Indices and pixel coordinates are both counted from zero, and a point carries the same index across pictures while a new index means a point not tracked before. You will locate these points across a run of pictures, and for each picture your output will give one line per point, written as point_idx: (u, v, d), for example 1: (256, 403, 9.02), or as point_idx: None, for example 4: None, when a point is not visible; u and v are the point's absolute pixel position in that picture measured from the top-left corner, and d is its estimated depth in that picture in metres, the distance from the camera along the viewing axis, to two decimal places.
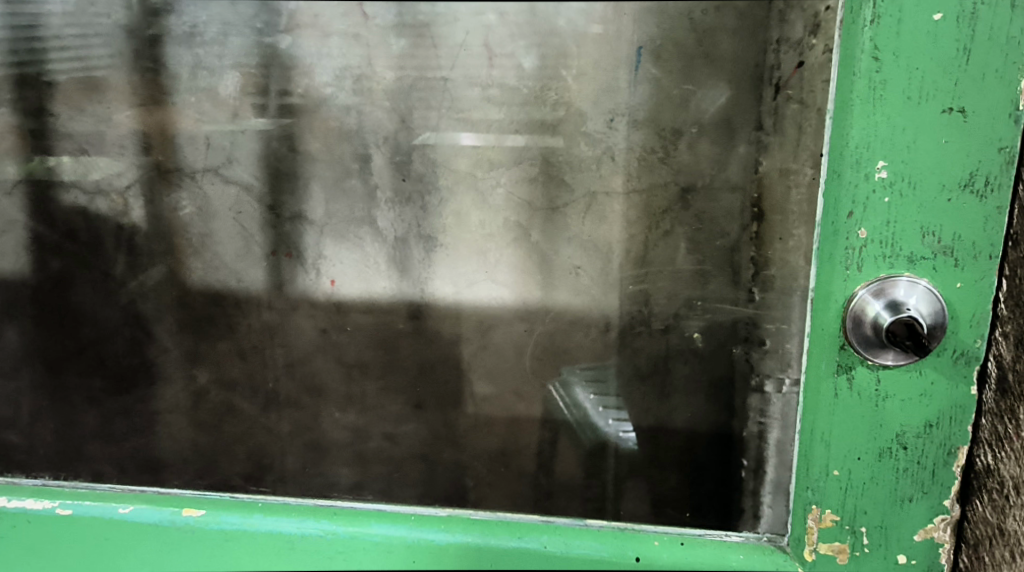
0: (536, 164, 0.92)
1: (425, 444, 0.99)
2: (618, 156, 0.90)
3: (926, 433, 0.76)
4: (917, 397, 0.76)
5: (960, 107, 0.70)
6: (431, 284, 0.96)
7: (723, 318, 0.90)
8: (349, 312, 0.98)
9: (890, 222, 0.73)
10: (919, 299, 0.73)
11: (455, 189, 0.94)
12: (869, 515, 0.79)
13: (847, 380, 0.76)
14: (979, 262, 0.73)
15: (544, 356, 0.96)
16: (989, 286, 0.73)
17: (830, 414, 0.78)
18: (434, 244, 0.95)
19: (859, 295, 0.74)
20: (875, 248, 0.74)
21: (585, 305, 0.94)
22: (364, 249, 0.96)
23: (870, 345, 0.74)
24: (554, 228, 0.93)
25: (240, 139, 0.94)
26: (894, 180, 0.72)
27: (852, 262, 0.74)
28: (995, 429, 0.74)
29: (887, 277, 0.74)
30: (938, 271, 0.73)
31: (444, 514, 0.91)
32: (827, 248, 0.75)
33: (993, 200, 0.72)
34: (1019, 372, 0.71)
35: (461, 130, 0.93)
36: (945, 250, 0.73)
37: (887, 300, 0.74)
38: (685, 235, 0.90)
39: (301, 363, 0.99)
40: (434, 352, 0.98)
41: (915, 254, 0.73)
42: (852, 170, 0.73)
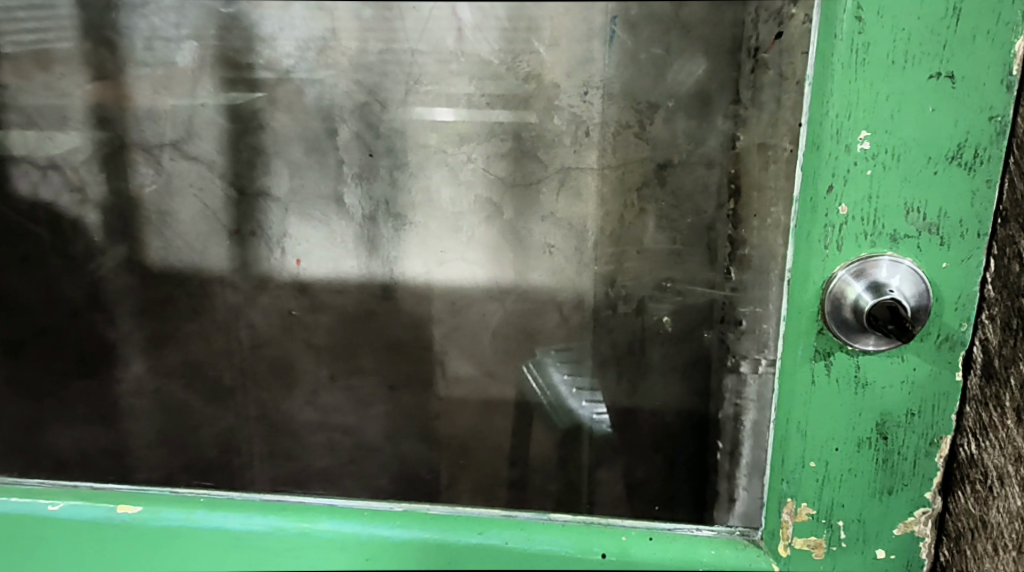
0: (508, 139, 0.89)
1: (396, 428, 0.98)
2: (593, 130, 0.87)
3: (907, 422, 0.74)
4: (898, 384, 0.73)
5: (949, 72, 0.68)
6: (400, 264, 0.94)
7: (694, 300, 0.87)
8: (317, 292, 0.95)
9: (872, 198, 0.70)
10: (903, 279, 0.71)
11: (425, 164, 0.90)
12: (846, 509, 0.77)
13: (825, 367, 0.74)
14: (967, 240, 0.70)
15: (522, 334, 0.95)
16: (976, 265, 0.70)
17: (806, 403, 0.75)
18: (404, 222, 0.92)
19: (839, 276, 0.72)
20: (856, 225, 0.71)
21: (559, 284, 0.92)
22: (330, 227, 0.93)
23: (849, 329, 0.72)
24: (527, 205, 0.90)
25: (199, 112, 0.90)
26: (877, 153, 0.70)
27: (832, 242, 0.72)
28: (979, 417, 0.71)
29: (871, 257, 0.71)
30: (923, 251, 0.71)
31: (400, 509, 0.86)
32: (804, 225, 0.72)
33: (983, 173, 0.69)
34: (1004, 357, 0.68)
35: (437, 105, 0.90)
36: (931, 228, 0.70)
37: (869, 282, 0.71)
38: (657, 212, 0.87)
39: (266, 345, 0.97)
40: (403, 330, 0.96)
41: (898, 233, 0.71)
42: (832, 141, 0.70)
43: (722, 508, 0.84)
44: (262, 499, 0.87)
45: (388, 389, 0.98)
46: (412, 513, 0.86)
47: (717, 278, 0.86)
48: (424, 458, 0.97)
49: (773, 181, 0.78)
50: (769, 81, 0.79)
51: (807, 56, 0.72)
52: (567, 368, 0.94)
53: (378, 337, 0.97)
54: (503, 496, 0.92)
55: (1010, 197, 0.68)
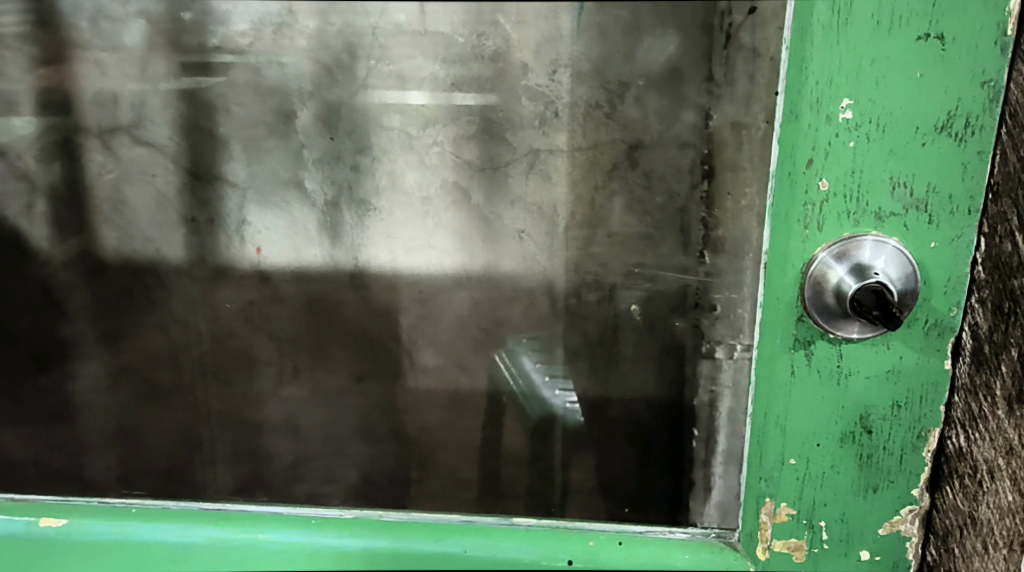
0: (475, 121, 0.85)
1: (365, 420, 0.95)
2: (561, 112, 0.84)
3: (894, 415, 0.72)
4: (883, 374, 0.72)
5: (938, 33, 0.65)
6: (366, 251, 0.90)
7: (663, 286, 0.85)
8: (278, 282, 0.92)
9: (855, 172, 0.68)
10: (887, 262, 0.68)
11: (390, 146, 0.87)
12: (829, 508, 0.75)
13: (806, 358, 0.72)
14: (957, 216, 0.68)
15: (486, 325, 0.92)
16: (967, 245, 0.68)
17: (785, 396, 0.73)
18: (368, 209, 0.89)
19: (820, 259, 0.70)
20: (838, 202, 0.69)
21: (530, 271, 0.89)
22: (293, 214, 0.89)
23: (832, 316, 0.70)
24: (496, 190, 0.87)
25: (150, 97, 0.86)
26: (861, 124, 0.67)
27: (814, 221, 0.69)
28: (968, 407, 0.70)
29: (854, 238, 0.69)
30: (910, 229, 0.69)
31: (350, 516, 0.86)
32: (782, 202, 0.70)
33: (974, 144, 0.67)
34: (995, 343, 0.67)
35: (408, 88, 0.85)
36: (919, 205, 0.68)
37: (852, 265, 0.69)
38: (629, 196, 0.85)
39: (226, 338, 0.93)
40: (370, 322, 0.93)
41: (884, 210, 0.69)
42: (812, 111, 0.68)
43: (699, 498, 0.84)
44: (203, 509, 0.87)
45: (355, 380, 0.95)
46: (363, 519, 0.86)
47: (690, 263, 0.83)
48: (391, 448, 0.95)
49: (748, 162, 0.77)
50: (743, 58, 0.78)
51: (784, 21, 0.69)
52: (539, 357, 0.92)
53: (342, 328, 0.93)
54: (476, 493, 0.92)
55: (1003, 170, 0.66)
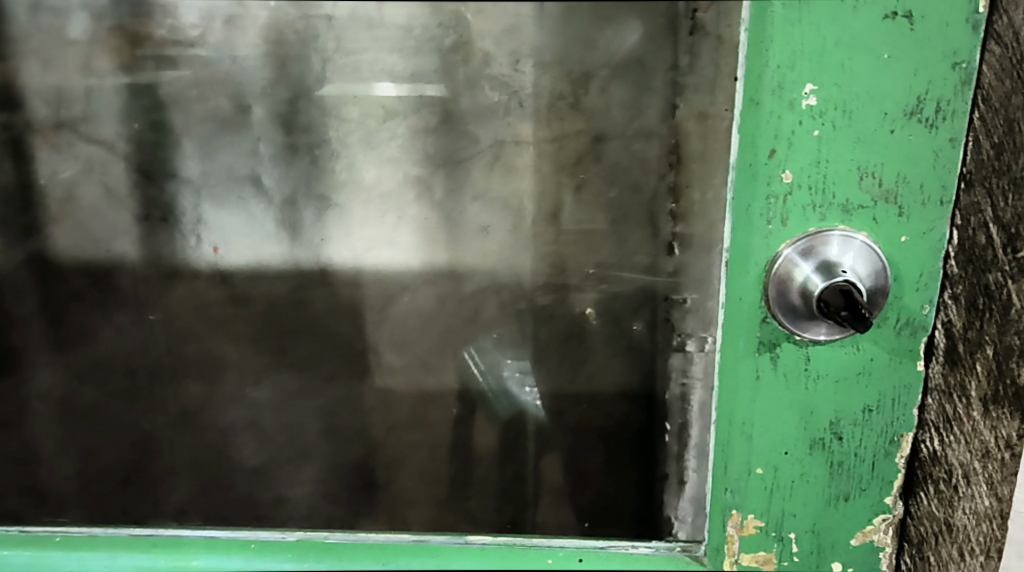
0: (436, 112, 0.83)
1: (331, 424, 0.93)
2: (526, 101, 0.82)
3: (865, 420, 0.70)
4: (853, 379, 0.69)
5: (905, 11, 0.61)
6: (326, 248, 0.88)
7: (622, 286, 0.83)
8: (237, 281, 0.89)
9: (820, 162, 0.64)
10: (856, 260, 0.65)
11: (347, 139, 0.84)
12: (798, 519, 0.73)
13: (772, 362, 0.69)
14: (927, 207, 0.64)
15: (457, 313, 0.91)
16: (938, 239, 0.65)
17: (751, 401, 0.70)
18: (328, 205, 0.86)
19: (785, 255, 0.66)
20: (803, 196, 0.65)
21: (496, 265, 0.88)
22: (248, 212, 0.86)
23: (797, 318, 0.66)
24: (457, 182, 0.86)
25: (98, 92, 0.84)
26: (827, 111, 0.63)
27: (780, 218, 0.65)
28: (942, 410, 0.68)
29: (818, 234, 0.65)
30: (879, 223, 0.65)
31: (291, 539, 0.78)
32: (744, 198, 0.66)
33: (945, 131, 0.63)
34: (970, 343, 0.65)
35: (381, 80, 0.82)
36: (887, 198, 0.65)
37: (818, 263, 0.65)
38: (599, 188, 0.83)
39: (185, 341, 0.90)
40: (334, 321, 0.91)
41: (850, 203, 0.65)
42: (773, 98, 0.63)
43: (671, 492, 0.79)
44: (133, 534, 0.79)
45: (317, 381, 0.92)
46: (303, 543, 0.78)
47: (652, 260, 0.80)
48: (357, 447, 0.93)
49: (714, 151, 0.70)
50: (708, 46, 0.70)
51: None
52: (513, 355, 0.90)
53: (300, 328, 0.91)
54: (442, 491, 0.90)
55: (976, 158, 0.63)
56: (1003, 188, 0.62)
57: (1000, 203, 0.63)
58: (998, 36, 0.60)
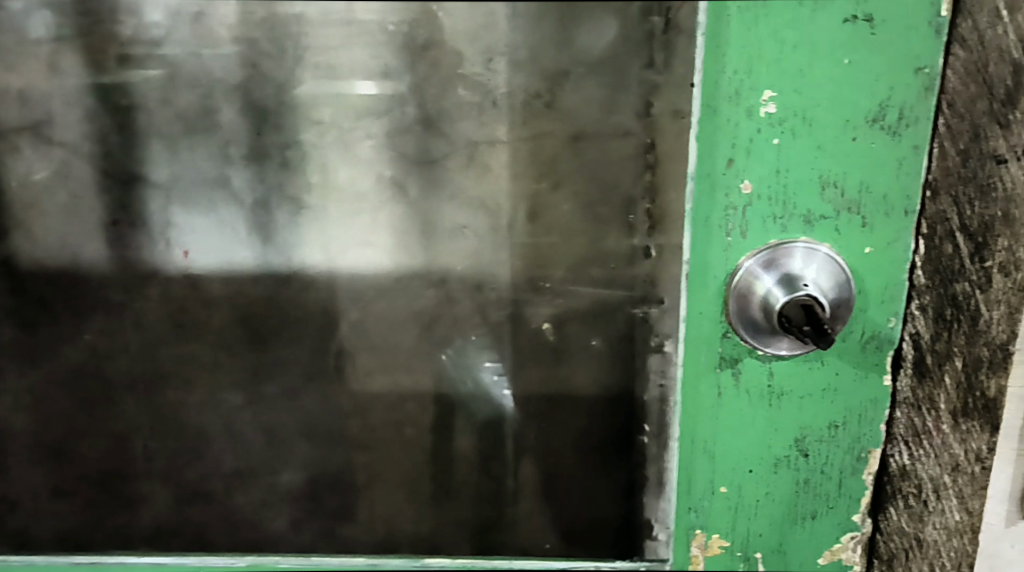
0: (409, 113, 0.82)
1: (308, 431, 0.91)
2: (500, 101, 0.80)
3: (830, 436, 0.72)
4: (818, 393, 0.71)
5: (866, 15, 0.62)
6: (298, 252, 0.86)
7: (579, 302, 0.82)
8: (207, 286, 0.86)
9: (780, 173, 0.65)
10: (818, 273, 0.67)
11: (319, 140, 0.82)
12: (763, 538, 0.75)
13: (733, 377, 0.71)
14: (892, 217, 0.66)
15: (434, 311, 0.91)
16: (904, 250, 0.66)
17: (714, 418, 0.72)
18: (300, 207, 0.84)
19: (746, 267, 0.67)
20: (762, 204, 0.66)
21: (470, 267, 0.88)
22: (218, 215, 0.85)
23: (759, 332, 0.68)
24: (431, 183, 0.84)
25: (60, 93, 0.80)
26: (788, 118, 0.64)
27: (738, 227, 0.67)
28: (911, 423, 0.69)
29: (780, 246, 0.67)
30: (841, 233, 0.66)
31: (243, 564, 0.82)
32: (700, 205, 0.67)
33: (908, 138, 0.64)
34: (938, 354, 0.67)
35: (359, 79, 0.81)
36: (850, 208, 0.66)
37: (781, 275, 0.67)
38: (576, 188, 0.82)
39: (155, 347, 0.87)
40: (307, 323, 0.90)
41: (812, 214, 0.66)
42: (731, 104, 0.64)
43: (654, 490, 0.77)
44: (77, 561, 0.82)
45: (297, 388, 0.90)
46: (257, 568, 0.83)
47: (611, 274, 0.79)
48: (334, 454, 0.92)
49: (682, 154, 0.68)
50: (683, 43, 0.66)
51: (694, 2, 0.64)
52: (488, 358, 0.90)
53: (273, 333, 0.89)
54: (427, 497, 0.90)
55: (942, 165, 0.63)
56: (971, 196, 0.63)
57: (965, 211, 0.64)
58: (963, 39, 0.61)
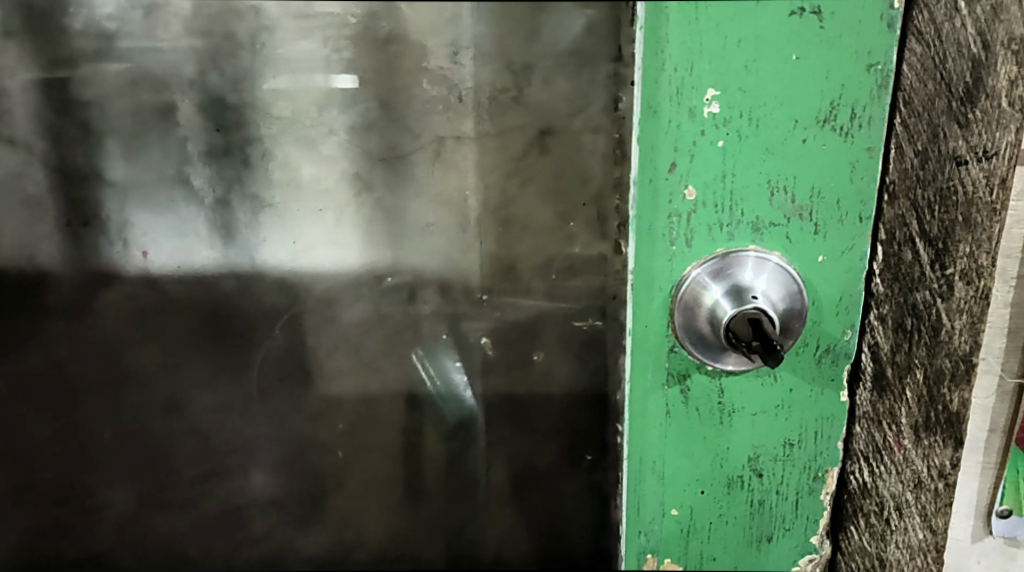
0: (373, 107, 0.80)
1: (275, 433, 0.90)
2: (466, 96, 0.79)
3: (785, 455, 0.66)
4: (772, 410, 0.64)
5: (813, 7, 0.56)
6: (261, 251, 0.82)
7: (517, 315, 0.86)
8: (167, 288, 0.83)
9: (726, 175, 0.59)
10: (768, 286, 0.60)
11: (281, 137, 0.79)
12: (718, 562, 0.69)
13: (682, 394, 0.64)
14: (845, 223, 0.60)
15: (399, 314, 0.88)
16: (859, 257, 0.61)
17: (662, 438, 0.66)
18: (261, 205, 0.81)
19: (692, 278, 0.61)
20: (708, 211, 0.60)
21: (440, 264, 0.85)
22: (179, 214, 0.81)
23: (708, 347, 0.62)
24: (397, 180, 0.81)
25: (6, 87, 0.75)
26: (731, 117, 0.58)
27: (684, 237, 0.61)
28: (871, 438, 0.63)
29: (726, 256, 0.61)
30: (792, 241, 0.61)
31: None
32: (644, 213, 0.60)
33: (861, 140, 0.58)
34: (899, 366, 0.61)
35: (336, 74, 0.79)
36: (800, 213, 0.60)
37: (729, 287, 0.60)
38: (546, 183, 0.85)
39: (116, 349, 0.84)
40: (273, 326, 0.87)
41: (760, 221, 0.60)
42: (672, 103, 0.58)
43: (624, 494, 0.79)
44: None
45: (265, 390, 0.88)
46: None
47: (552, 286, 0.84)
48: (303, 460, 0.92)
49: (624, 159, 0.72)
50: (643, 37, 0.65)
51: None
52: (449, 366, 0.89)
53: (236, 334, 0.86)
54: (398, 498, 0.96)
55: (899, 167, 0.58)
56: (931, 199, 0.58)
57: (926, 216, 0.58)
58: (919, 32, 0.56)
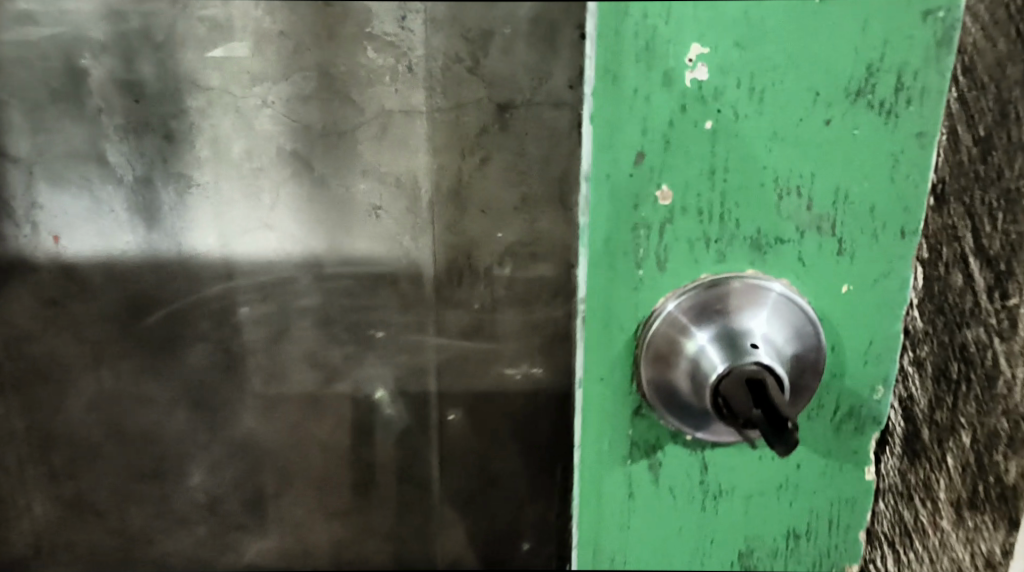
0: (311, 77, 0.69)
1: (209, 439, 0.81)
2: (415, 65, 0.68)
3: (789, 550, 0.49)
4: (774, 491, 0.49)
5: None
6: (188, 236, 0.75)
7: (460, 315, 0.78)
8: (85, 276, 0.75)
9: (727, 178, 0.43)
10: (776, 331, 0.44)
11: (209, 110, 0.70)
12: None
13: (650, 471, 0.48)
14: (880, 244, 0.45)
15: (333, 310, 0.78)
16: (901, 285, 0.46)
17: (621, 528, 0.49)
18: (188, 184, 0.73)
19: (666, 316, 0.44)
20: (693, 219, 0.44)
21: (391, 253, 0.76)
22: (94, 194, 0.73)
23: (691, 415, 0.45)
24: (339, 157, 0.72)
25: None
26: (729, 97, 0.42)
27: (660, 254, 0.44)
28: (901, 519, 0.49)
29: (714, 286, 0.44)
30: (809, 267, 0.45)
31: None
32: (598, 220, 0.43)
33: (908, 121, 0.43)
34: (938, 428, 0.46)
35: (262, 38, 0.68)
36: (820, 226, 0.44)
37: (718, 332, 0.44)
38: (503, 161, 0.71)
39: (28, 343, 0.77)
40: (203, 320, 0.77)
41: (764, 236, 0.44)
42: (636, 62, 0.41)
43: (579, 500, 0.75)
44: None
45: (194, 393, 0.79)
46: None
47: (511, 275, 0.75)
48: (240, 464, 0.83)
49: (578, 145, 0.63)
50: None
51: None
52: (392, 371, 0.80)
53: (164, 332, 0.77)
54: (346, 497, 0.88)
55: (952, 160, 0.43)
56: (995, 205, 0.43)
57: (983, 228, 0.43)
58: None
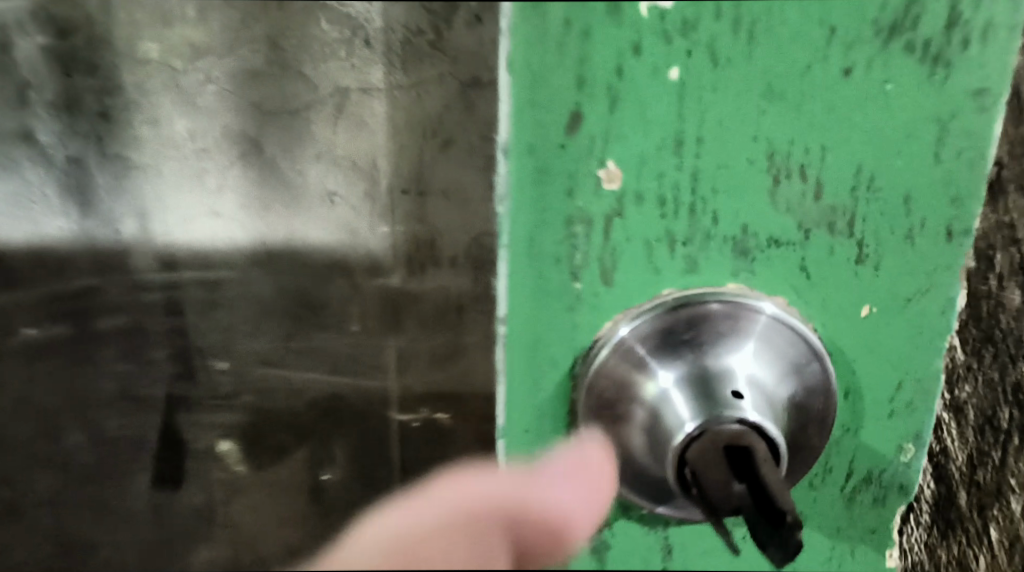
0: (260, 50, 0.61)
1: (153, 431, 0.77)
2: (373, 40, 0.60)
3: None
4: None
5: None
6: (125, 223, 0.67)
7: (425, 309, 0.72)
8: (12, 261, 0.68)
9: (700, 153, 0.26)
10: (775, 366, 0.28)
11: (149, 85, 0.63)
12: None
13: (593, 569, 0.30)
14: (918, 249, 0.29)
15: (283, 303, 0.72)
16: (944, 308, 0.30)
17: None
18: (124, 164, 0.66)
19: (617, 343, 0.28)
20: (650, 214, 0.27)
21: (341, 243, 0.69)
22: (21, 175, 0.65)
23: (657, 494, 0.28)
24: (294, 139, 0.65)
25: None
26: (718, 35, 0.25)
27: (602, 266, 0.27)
28: None
29: (685, 308, 0.28)
30: (827, 282, 0.29)
31: None
32: (521, 214, 0.26)
33: (963, 80, 0.27)
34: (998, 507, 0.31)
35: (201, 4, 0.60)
36: (834, 223, 0.28)
37: (689, 372, 0.28)
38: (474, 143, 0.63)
39: None
40: (147, 312, 0.72)
41: (753, 239, 0.28)
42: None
43: None
44: None
45: (163, 391, 0.75)
46: None
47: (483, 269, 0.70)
48: (219, 462, 0.80)
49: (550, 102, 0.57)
50: None
51: None
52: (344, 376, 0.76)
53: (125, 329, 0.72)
54: (299, 507, 0.84)
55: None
56: None
57: None
58: None
